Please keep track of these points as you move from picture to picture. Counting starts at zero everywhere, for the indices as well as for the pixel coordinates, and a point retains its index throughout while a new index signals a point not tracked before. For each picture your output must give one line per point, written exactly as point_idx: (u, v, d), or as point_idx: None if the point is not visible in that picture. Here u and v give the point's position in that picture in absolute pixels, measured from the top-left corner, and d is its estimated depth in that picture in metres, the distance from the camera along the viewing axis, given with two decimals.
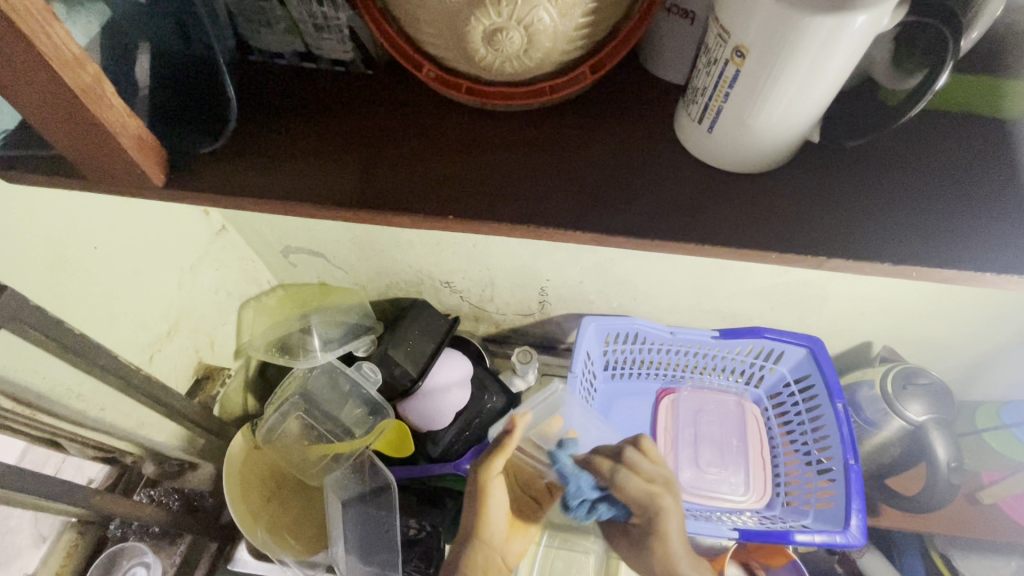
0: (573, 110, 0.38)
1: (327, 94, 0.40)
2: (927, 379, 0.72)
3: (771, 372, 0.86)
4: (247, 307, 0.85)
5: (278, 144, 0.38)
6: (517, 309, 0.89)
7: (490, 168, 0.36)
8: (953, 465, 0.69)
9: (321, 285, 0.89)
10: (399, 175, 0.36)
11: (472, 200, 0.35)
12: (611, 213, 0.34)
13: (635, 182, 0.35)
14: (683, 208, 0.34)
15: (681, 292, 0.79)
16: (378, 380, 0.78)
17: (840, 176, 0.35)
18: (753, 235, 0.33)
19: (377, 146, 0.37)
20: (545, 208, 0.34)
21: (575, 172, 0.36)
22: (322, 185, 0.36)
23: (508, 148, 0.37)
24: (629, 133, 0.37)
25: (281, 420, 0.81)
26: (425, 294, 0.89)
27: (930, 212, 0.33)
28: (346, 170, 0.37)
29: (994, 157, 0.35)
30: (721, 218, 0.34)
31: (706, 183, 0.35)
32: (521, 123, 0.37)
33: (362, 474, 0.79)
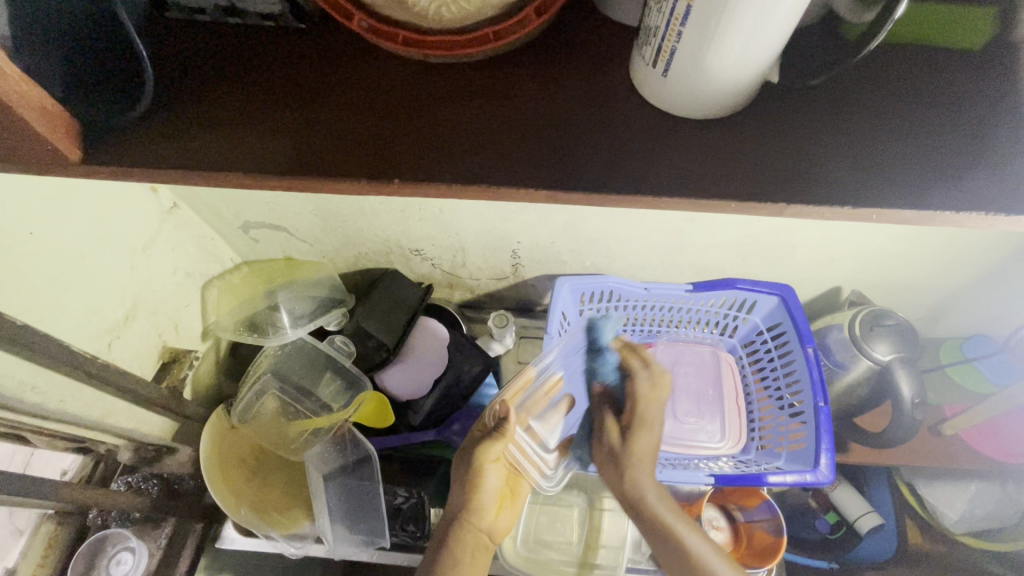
0: (523, 59, 0.35)
1: (259, 54, 0.37)
2: (893, 320, 0.72)
3: (745, 322, 0.87)
4: (211, 287, 0.82)
5: (209, 110, 0.35)
6: (490, 273, 0.88)
7: (439, 124, 0.34)
8: (914, 400, 0.70)
9: (286, 259, 0.87)
10: (339, 137, 0.34)
11: (420, 159, 0.33)
12: (563, 167, 0.32)
13: (587, 134, 0.33)
14: (641, 157, 0.33)
15: (654, 248, 0.78)
16: (352, 352, 0.78)
17: (801, 118, 0.34)
18: (713, 183, 0.32)
19: (315, 106, 0.35)
20: (497, 166, 0.33)
21: (526, 125, 0.34)
22: (259, 152, 0.34)
23: (455, 103, 0.34)
24: (587, 83, 0.35)
25: (257, 398, 0.79)
26: (396, 264, 0.88)
27: (891, 152, 0.32)
28: (285, 134, 0.34)
29: (956, 89, 0.34)
30: (679, 168, 0.32)
31: (664, 132, 0.34)
32: (473, 75, 0.35)
33: (344, 446, 0.78)
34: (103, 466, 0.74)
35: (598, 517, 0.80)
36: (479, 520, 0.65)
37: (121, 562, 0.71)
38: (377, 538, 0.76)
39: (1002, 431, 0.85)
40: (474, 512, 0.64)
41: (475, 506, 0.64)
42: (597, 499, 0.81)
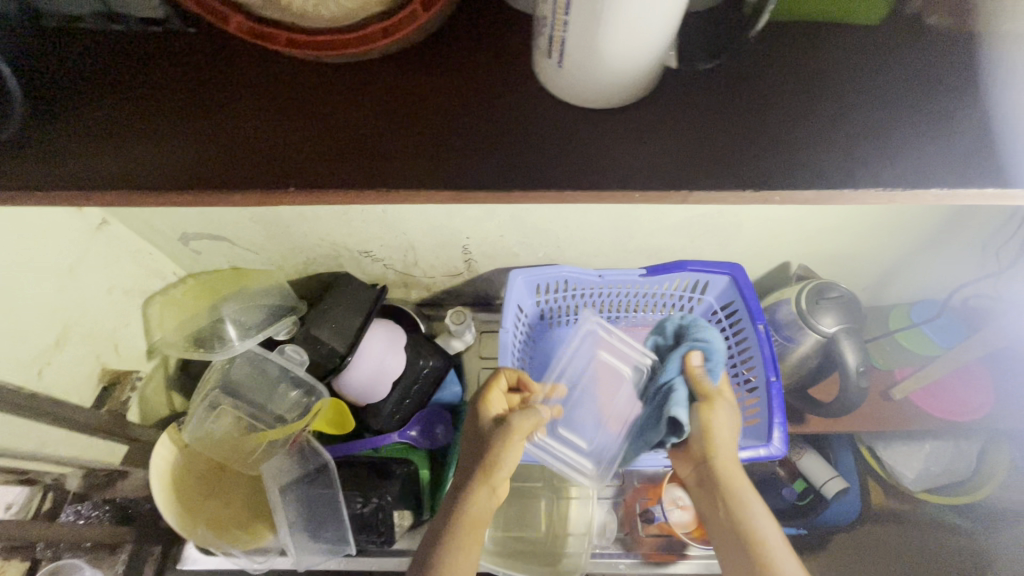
0: (422, 53, 0.35)
1: (146, 60, 0.35)
2: (838, 292, 0.74)
3: (700, 302, 0.88)
4: (153, 303, 0.80)
5: (102, 125, 0.33)
6: (444, 270, 0.87)
7: (351, 131, 0.33)
8: (860, 369, 0.72)
9: (233, 269, 0.84)
10: (234, 145, 0.33)
11: (328, 171, 0.32)
12: (465, 165, 0.32)
13: (490, 130, 0.33)
14: (545, 153, 0.32)
15: (604, 236, 0.78)
16: (305, 359, 0.76)
17: (704, 104, 0.34)
18: (616, 177, 0.32)
19: (206, 114, 0.34)
20: (396, 168, 0.32)
21: (426, 124, 0.33)
22: (150, 166, 0.32)
23: (361, 107, 0.34)
24: (498, 76, 0.34)
25: (210, 416, 0.77)
26: (348, 267, 0.86)
27: (792, 139, 0.33)
28: (176, 146, 0.33)
29: (846, 71, 0.35)
30: (585, 162, 0.32)
31: (570, 125, 0.33)
32: (382, 76, 0.34)
33: (302, 457, 0.76)
34: (52, 497, 0.69)
35: (566, 506, 0.80)
36: (494, 488, 0.59)
37: None
38: (344, 544, 0.75)
39: (947, 392, 0.89)
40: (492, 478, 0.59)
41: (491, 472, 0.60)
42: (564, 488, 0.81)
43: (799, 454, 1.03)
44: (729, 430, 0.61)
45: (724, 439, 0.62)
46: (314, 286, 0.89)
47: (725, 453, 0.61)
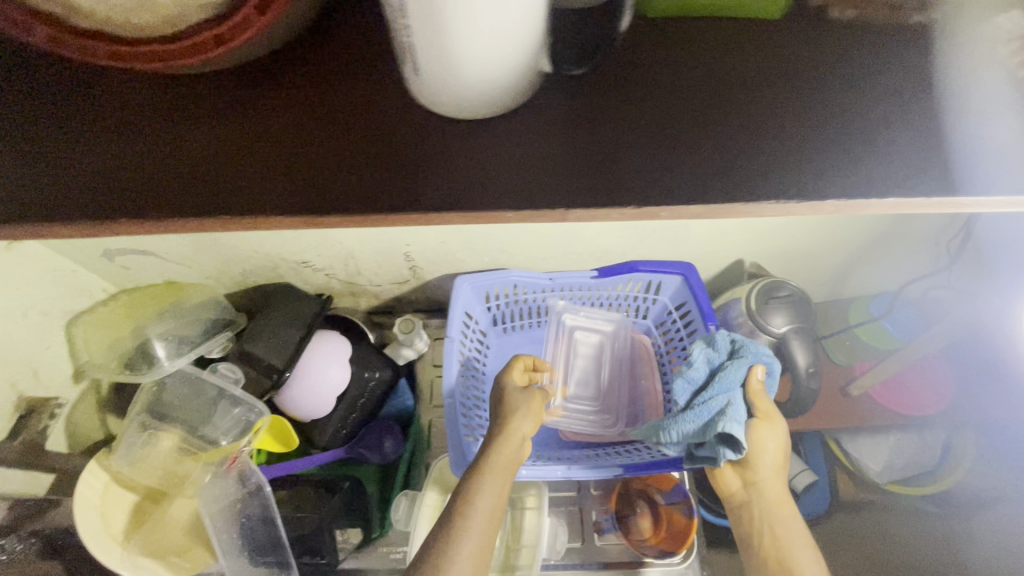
0: (300, 72, 0.39)
1: (53, 94, 0.39)
2: (787, 290, 0.72)
3: (654, 303, 0.86)
4: (78, 323, 0.75)
5: (19, 155, 0.37)
6: (390, 278, 0.84)
7: (205, 158, 0.38)
8: (810, 369, 0.71)
9: (167, 284, 0.80)
10: (146, 173, 0.38)
11: (182, 199, 0.37)
12: (348, 181, 0.37)
13: (369, 144, 0.38)
14: (439, 167, 0.38)
15: (549, 238, 0.75)
16: (239, 377, 0.74)
17: (579, 118, 0.38)
18: (499, 194, 0.37)
19: (118, 146, 0.38)
20: (287, 184, 0.37)
21: (311, 138, 0.38)
22: (72, 193, 0.37)
23: (214, 136, 0.38)
24: (351, 105, 0.38)
25: (144, 441, 0.73)
26: (288, 278, 0.82)
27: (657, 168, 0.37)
28: (94, 177, 0.38)
29: (709, 95, 0.39)
30: (465, 174, 0.37)
31: (442, 152, 0.38)
32: (240, 106, 0.39)
33: (241, 478, 0.73)
34: None
35: (520, 517, 0.77)
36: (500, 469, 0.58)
37: None
38: (286, 565, 0.71)
39: (906, 387, 0.88)
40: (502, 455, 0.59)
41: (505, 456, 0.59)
42: (520, 499, 0.78)
43: None
44: (774, 453, 0.64)
45: (769, 458, 0.65)
46: (255, 297, 0.86)
47: (766, 479, 0.65)
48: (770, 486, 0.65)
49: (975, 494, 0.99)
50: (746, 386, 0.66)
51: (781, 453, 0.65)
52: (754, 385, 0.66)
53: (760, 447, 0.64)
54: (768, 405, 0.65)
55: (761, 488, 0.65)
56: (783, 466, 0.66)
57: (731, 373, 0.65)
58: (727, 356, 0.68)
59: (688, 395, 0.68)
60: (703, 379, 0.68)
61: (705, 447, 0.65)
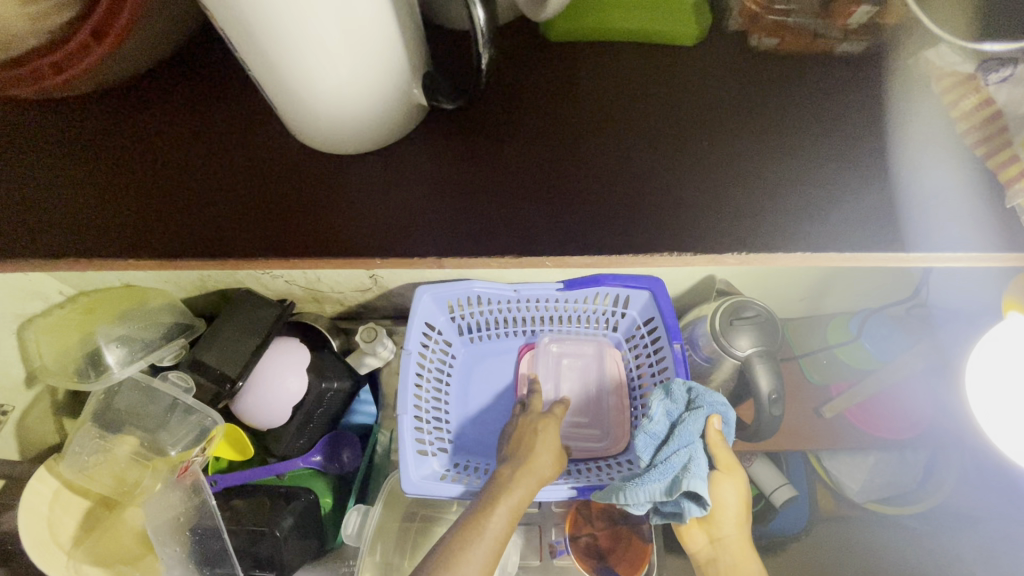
0: (284, 151, 0.65)
1: (133, 180, 0.64)
2: (753, 311, 0.69)
3: (624, 316, 0.83)
4: (28, 327, 0.74)
5: (123, 222, 0.62)
6: (351, 285, 0.82)
7: (173, 221, 0.62)
8: (773, 396, 0.67)
9: (126, 287, 0.75)
10: (200, 228, 0.61)
11: (136, 248, 0.61)
12: (330, 222, 0.61)
13: (338, 197, 0.62)
14: (397, 220, 0.61)
15: None
16: (189, 386, 0.73)
17: (471, 178, 0.62)
18: (422, 238, 0.60)
19: (178, 214, 0.62)
20: (291, 230, 0.61)
21: (299, 195, 0.63)
22: (154, 246, 0.61)
23: (196, 208, 0.62)
24: (261, 190, 0.63)
25: (96, 447, 0.74)
26: (247, 283, 0.80)
27: (512, 226, 0.60)
28: (168, 236, 0.61)
29: (563, 178, 0.62)
30: (407, 223, 0.61)
31: (354, 211, 0.62)
32: (189, 186, 0.63)
33: (192, 491, 0.71)
34: None
35: None
36: (485, 529, 0.59)
37: None
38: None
39: (882, 410, 0.85)
40: (490, 511, 0.61)
41: (494, 514, 0.60)
42: None
43: (750, 460, 0.93)
44: (735, 507, 0.65)
45: (730, 514, 0.66)
46: (217, 301, 0.82)
47: (728, 531, 0.66)
48: (734, 540, 0.67)
49: (965, 517, 0.95)
50: (705, 437, 0.64)
51: (741, 502, 0.66)
52: (714, 435, 0.64)
53: (721, 499, 0.65)
54: (728, 457, 0.64)
55: (725, 544, 0.67)
56: (746, 520, 0.67)
57: (690, 426, 0.63)
58: (687, 406, 0.65)
59: (652, 450, 0.65)
60: (665, 431, 0.65)
61: (669, 503, 0.63)
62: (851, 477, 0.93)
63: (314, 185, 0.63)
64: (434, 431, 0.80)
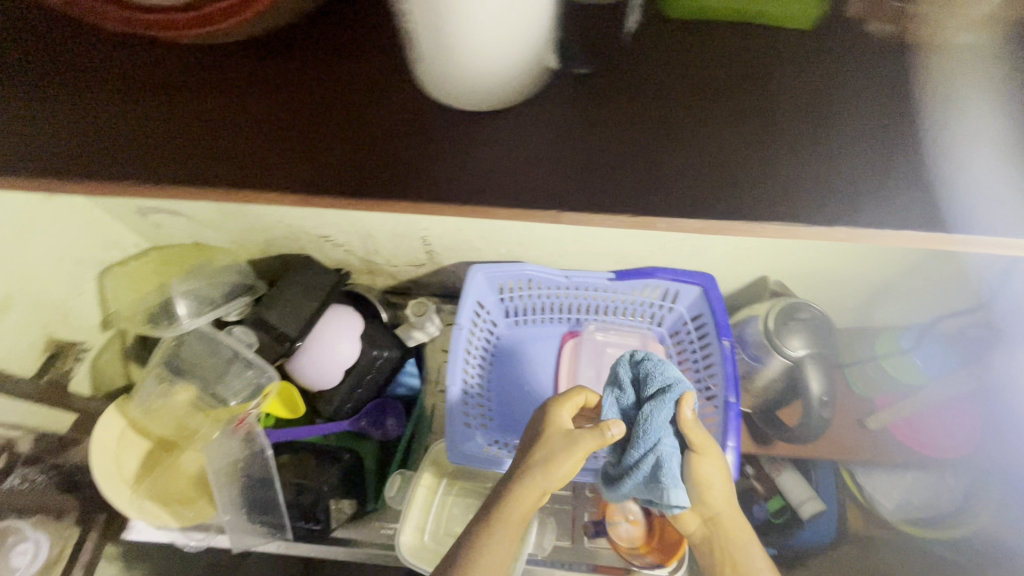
0: (350, 62, 0.49)
1: (160, 88, 0.49)
2: (808, 313, 0.69)
3: (671, 311, 0.84)
4: (107, 276, 0.79)
5: (140, 136, 0.48)
6: (407, 260, 0.84)
7: (205, 143, 0.47)
8: (823, 398, 0.69)
9: (196, 245, 0.81)
10: (237, 153, 0.47)
11: (71, 161, 0.46)
12: (412, 161, 0.47)
13: (417, 131, 0.48)
14: (499, 172, 0.47)
15: (567, 236, 0.74)
16: (253, 341, 0.76)
17: (590, 121, 0.48)
18: (521, 191, 0.46)
19: (214, 133, 0.48)
20: (357, 165, 0.47)
21: (369, 120, 0.48)
22: (180, 170, 0.46)
23: (238, 126, 0.48)
24: (278, 104, 0.48)
25: (160, 390, 0.77)
26: (309, 250, 0.84)
27: (606, 174, 0.46)
28: (198, 160, 0.47)
29: (695, 134, 0.47)
30: (505, 175, 0.47)
31: (377, 135, 0.48)
32: (227, 99, 0.49)
33: (247, 441, 0.76)
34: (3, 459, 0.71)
35: None
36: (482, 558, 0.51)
37: (24, 552, 0.72)
38: (283, 528, 0.75)
39: (927, 425, 0.84)
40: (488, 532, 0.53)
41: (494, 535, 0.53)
42: None
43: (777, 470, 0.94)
44: (721, 483, 0.61)
45: (718, 492, 0.62)
46: (274, 266, 0.87)
47: (719, 505, 0.62)
48: (729, 518, 0.62)
49: None
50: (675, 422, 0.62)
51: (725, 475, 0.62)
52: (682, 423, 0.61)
53: (703, 474, 0.61)
54: (701, 435, 0.60)
55: (717, 523, 0.62)
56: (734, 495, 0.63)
57: (654, 420, 0.60)
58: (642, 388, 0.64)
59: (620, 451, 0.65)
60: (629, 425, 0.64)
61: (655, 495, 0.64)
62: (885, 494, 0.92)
63: (326, 97, 0.49)
64: (477, 407, 0.82)
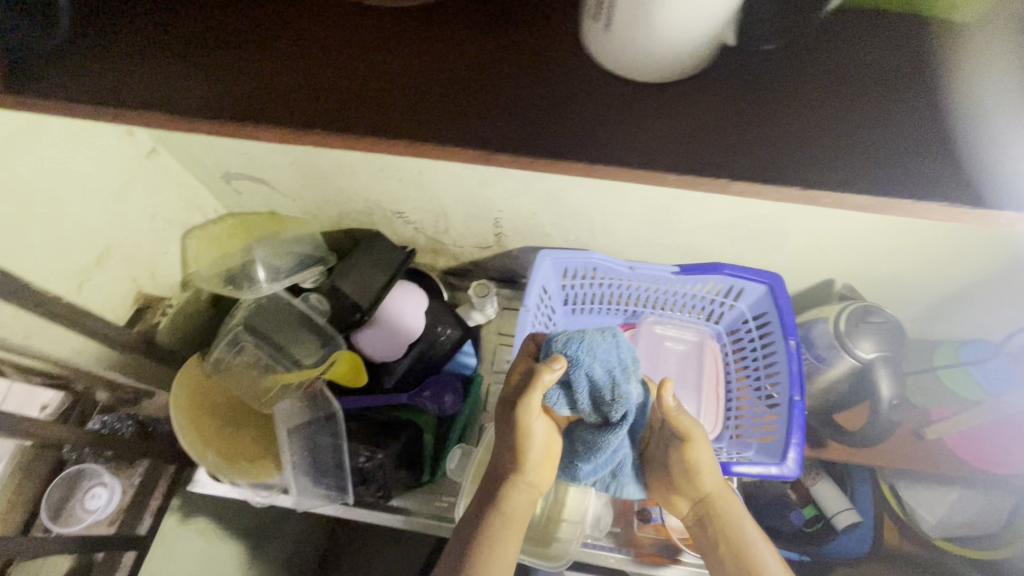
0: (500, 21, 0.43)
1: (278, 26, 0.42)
2: (881, 317, 0.69)
3: (731, 309, 0.85)
4: (190, 236, 0.82)
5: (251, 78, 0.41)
6: (473, 241, 0.86)
7: (328, 90, 0.40)
8: (892, 400, 0.70)
9: (270, 214, 0.85)
10: (360, 102, 0.39)
11: (166, 98, 0.39)
12: (555, 132, 0.39)
13: (569, 97, 0.40)
14: (658, 139, 0.39)
15: (640, 227, 0.75)
16: (327, 309, 0.81)
17: (751, 96, 0.40)
18: (675, 163, 0.38)
19: (335, 80, 0.40)
20: (504, 130, 0.39)
21: (515, 82, 0.41)
22: (291, 112, 0.39)
23: (362, 77, 0.40)
24: (414, 56, 0.41)
25: (233, 348, 0.80)
26: (379, 226, 0.86)
27: (773, 143, 0.39)
28: (314, 104, 0.39)
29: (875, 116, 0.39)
30: (663, 141, 0.39)
31: (474, 80, 0.40)
32: (357, 48, 0.42)
33: (314, 402, 0.77)
34: (81, 406, 0.73)
35: (564, 495, 0.78)
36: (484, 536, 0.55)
37: (96, 497, 0.74)
38: (343, 493, 0.75)
39: (986, 441, 0.83)
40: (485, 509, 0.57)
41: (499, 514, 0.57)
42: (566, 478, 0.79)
43: (812, 480, 0.95)
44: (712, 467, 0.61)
45: (709, 475, 0.61)
46: (344, 240, 0.90)
47: (712, 490, 0.61)
48: (719, 499, 0.61)
49: None
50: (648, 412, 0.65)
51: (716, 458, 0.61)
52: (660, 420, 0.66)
53: (696, 457, 0.61)
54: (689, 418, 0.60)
55: (711, 507, 0.61)
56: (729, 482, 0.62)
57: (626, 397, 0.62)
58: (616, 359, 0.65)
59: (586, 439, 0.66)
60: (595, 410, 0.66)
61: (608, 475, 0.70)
62: (928, 508, 0.92)
63: (413, 33, 0.42)
64: None
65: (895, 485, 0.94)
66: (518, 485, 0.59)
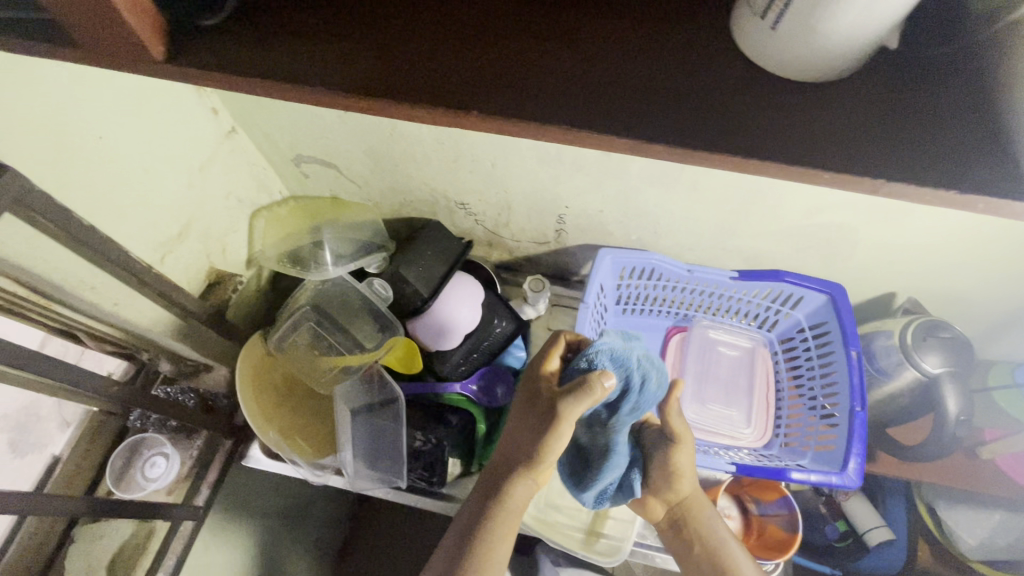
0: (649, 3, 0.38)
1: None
2: (949, 333, 0.69)
3: (786, 317, 0.85)
4: (258, 216, 0.83)
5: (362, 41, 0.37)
6: (532, 236, 0.87)
7: (449, 56, 0.36)
8: (960, 418, 0.68)
9: (333, 199, 0.87)
10: (480, 73, 0.35)
11: (279, 65, 0.35)
12: (714, 117, 0.34)
13: (715, 77, 0.36)
14: (804, 130, 0.34)
15: (706, 229, 0.75)
16: (389, 295, 0.81)
17: (903, 88, 0.36)
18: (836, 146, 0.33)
19: (461, 50, 0.36)
20: (643, 119, 0.33)
21: (660, 64, 0.35)
22: (401, 82, 0.35)
23: (487, 50, 0.36)
24: (543, 27, 0.36)
25: (293, 328, 0.81)
26: (440, 215, 0.87)
27: (950, 137, 0.33)
28: (432, 74, 0.35)
29: None
30: (823, 133, 0.34)
31: (634, 65, 0.36)
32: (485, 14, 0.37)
33: (371, 386, 0.79)
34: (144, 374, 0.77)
35: None
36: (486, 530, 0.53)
37: (155, 465, 0.76)
38: (396, 479, 0.76)
39: None
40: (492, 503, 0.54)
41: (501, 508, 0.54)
42: None
43: (845, 495, 0.95)
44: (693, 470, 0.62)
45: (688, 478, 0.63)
46: (403, 228, 0.92)
47: (691, 491, 0.63)
48: (694, 503, 0.64)
49: None
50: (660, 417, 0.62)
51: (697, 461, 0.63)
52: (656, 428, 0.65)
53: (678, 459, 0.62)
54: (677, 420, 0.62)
55: (688, 508, 0.64)
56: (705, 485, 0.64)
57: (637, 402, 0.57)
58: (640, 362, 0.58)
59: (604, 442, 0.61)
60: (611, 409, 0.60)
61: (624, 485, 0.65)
62: (969, 530, 0.91)
63: (571, 15, 0.37)
64: None
65: (934, 505, 0.93)
66: (525, 479, 0.55)
